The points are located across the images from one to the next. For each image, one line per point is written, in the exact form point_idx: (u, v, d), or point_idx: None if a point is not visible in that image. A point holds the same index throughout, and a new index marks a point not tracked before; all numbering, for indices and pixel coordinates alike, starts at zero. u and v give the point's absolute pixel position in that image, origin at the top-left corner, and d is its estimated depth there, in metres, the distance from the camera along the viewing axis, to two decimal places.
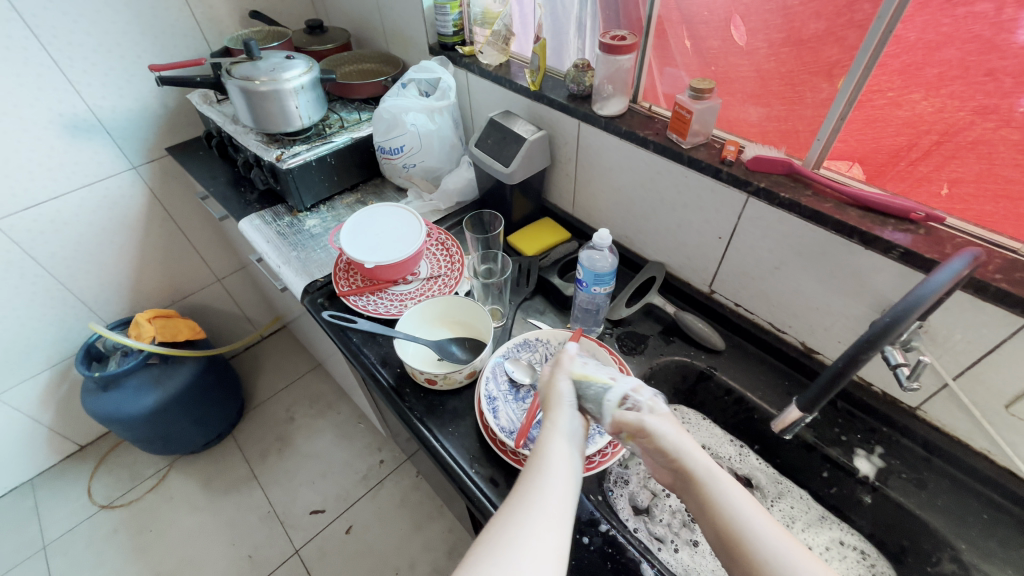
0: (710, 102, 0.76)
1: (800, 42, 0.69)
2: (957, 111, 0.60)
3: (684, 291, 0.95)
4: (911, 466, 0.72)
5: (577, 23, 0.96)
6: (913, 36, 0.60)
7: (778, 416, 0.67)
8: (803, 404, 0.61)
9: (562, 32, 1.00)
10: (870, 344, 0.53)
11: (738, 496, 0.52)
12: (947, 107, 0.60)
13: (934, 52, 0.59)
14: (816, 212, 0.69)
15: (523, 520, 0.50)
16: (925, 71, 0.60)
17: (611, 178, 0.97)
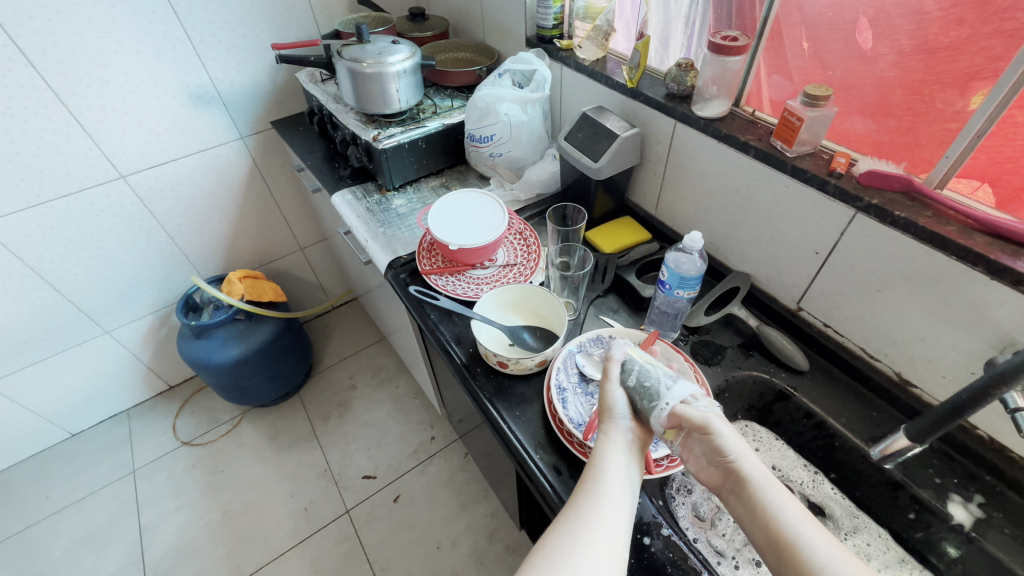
0: (824, 110, 0.73)
1: (933, 51, 0.64)
2: None
3: (768, 304, 0.91)
4: (1015, 522, 0.66)
5: (685, 18, 0.94)
6: None
7: (882, 442, 0.67)
8: (911, 434, 0.62)
9: (668, 28, 0.98)
10: (1004, 379, 0.51)
11: (793, 509, 0.51)
12: None
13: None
14: (936, 234, 0.64)
15: (584, 515, 0.53)
16: None
17: (702, 182, 0.94)
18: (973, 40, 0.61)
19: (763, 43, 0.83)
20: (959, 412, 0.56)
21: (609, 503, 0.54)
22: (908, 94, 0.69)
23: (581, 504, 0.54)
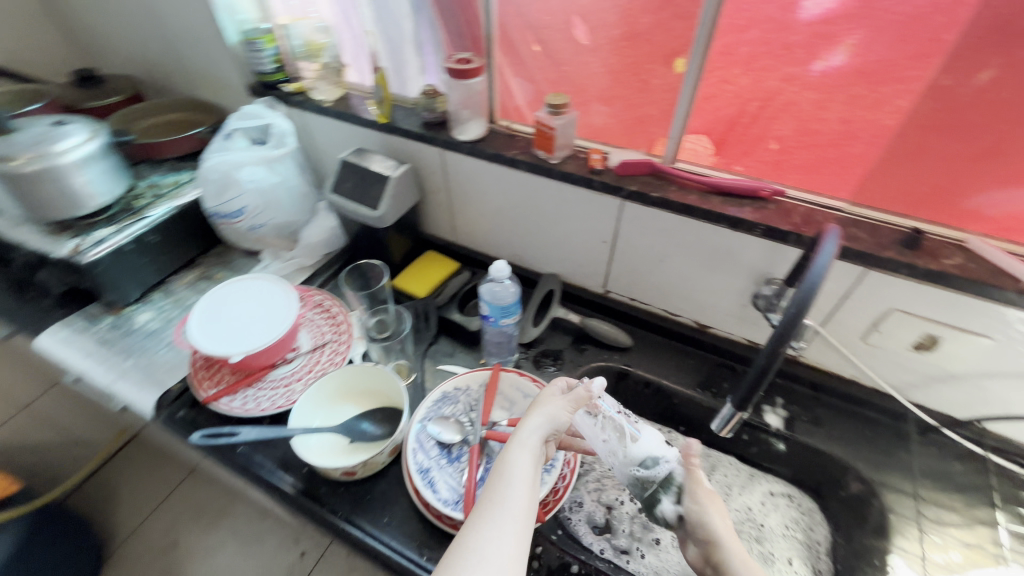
0: (567, 116, 0.78)
1: (636, 36, 0.73)
2: (772, 80, 0.68)
3: (582, 296, 0.97)
4: (806, 408, 0.82)
5: (414, 42, 0.90)
6: (726, 21, 0.66)
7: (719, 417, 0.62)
8: (737, 403, 0.57)
9: (399, 54, 0.92)
10: (787, 337, 0.50)
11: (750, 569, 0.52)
12: (763, 77, 0.69)
13: (743, 32, 0.67)
14: (686, 205, 0.74)
15: (505, 508, 0.46)
16: (739, 50, 0.68)
17: (487, 201, 0.94)
18: (659, 21, 0.70)
19: (496, 58, 0.85)
20: (762, 376, 0.53)
21: (520, 499, 0.47)
22: (626, 82, 0.78)
23: (491, 499, 0.47)
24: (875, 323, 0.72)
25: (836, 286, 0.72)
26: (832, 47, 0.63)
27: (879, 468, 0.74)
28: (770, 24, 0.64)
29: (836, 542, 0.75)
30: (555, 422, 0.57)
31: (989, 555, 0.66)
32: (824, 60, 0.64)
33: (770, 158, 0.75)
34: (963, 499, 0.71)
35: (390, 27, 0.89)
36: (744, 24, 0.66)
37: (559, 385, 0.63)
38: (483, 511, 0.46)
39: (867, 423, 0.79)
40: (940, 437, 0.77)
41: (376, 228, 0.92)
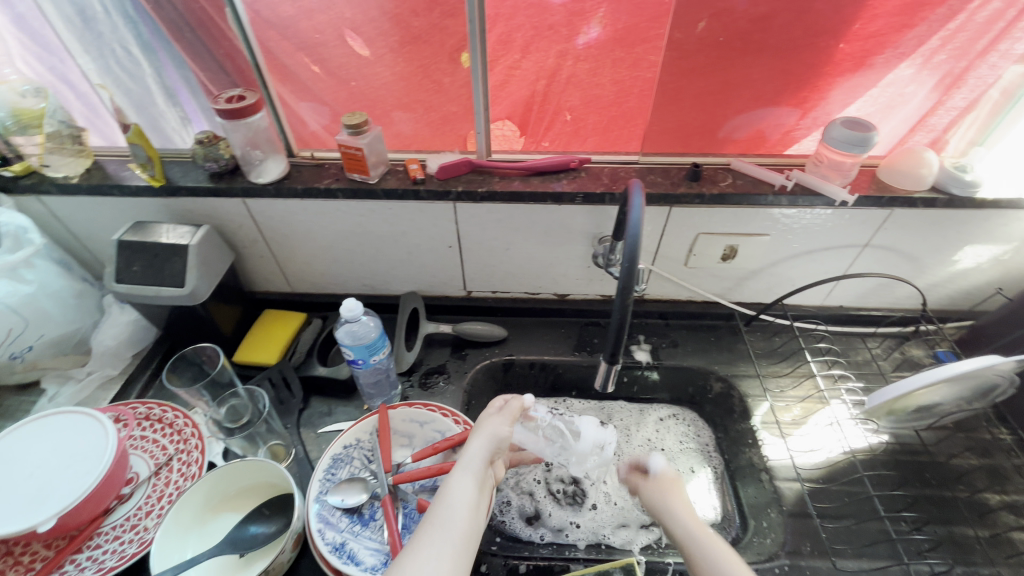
0: (371, 134, 0.75)
1: (415, 38, 0.72)
2: (550, 59, 0.73)
3: (445, 304, 0.95)
4: (661, 335, 0.93)
5: (161, 90, 0.78)
6: (493, 11, 0.69)
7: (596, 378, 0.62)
8: (608, 356, 0.57)
9: (149, 106, 0.80)
10: (631, 279, 0.52)
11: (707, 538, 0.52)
12: (543, 59, 0.74)
13: (512, 19, 0.70)
14: (511, 191, 0.77)
15: (442, 517, 0.49)
16: (514, 38, 0.72)
17: (315, 239, 0.86)
18: (433, 21, 0.70)
19: (274, 89, 0.77)
20: (620, 331, 0.54)
21: (460, 519, 0.49)
22: (420, 86, 0.77)
23: (430, 520, 0.49)
24: (690, 249, 0.84)
25: (654, 228, 0.82)
26: (588, 22, 0.70)
27: (728, 363, 0.88)
28: (532, 9, 0.69)
29: (720, 437, 0.88)
30: (496, 436, 0.61)
31: (819, 399, 0.82)
32: (586, 35, 0.71)
33: (569, 130, 0.82)
34: (788, 363, 0.88)
35: (127, 78, 0.76)
36: (511, 12, 0.69)
37: (495, 406, 0.67)
38: (423, 531, 0.47)
39: (709, 331, 0.93)
40: (760, 322, 0.93)
41: (194, 307, 0.78)
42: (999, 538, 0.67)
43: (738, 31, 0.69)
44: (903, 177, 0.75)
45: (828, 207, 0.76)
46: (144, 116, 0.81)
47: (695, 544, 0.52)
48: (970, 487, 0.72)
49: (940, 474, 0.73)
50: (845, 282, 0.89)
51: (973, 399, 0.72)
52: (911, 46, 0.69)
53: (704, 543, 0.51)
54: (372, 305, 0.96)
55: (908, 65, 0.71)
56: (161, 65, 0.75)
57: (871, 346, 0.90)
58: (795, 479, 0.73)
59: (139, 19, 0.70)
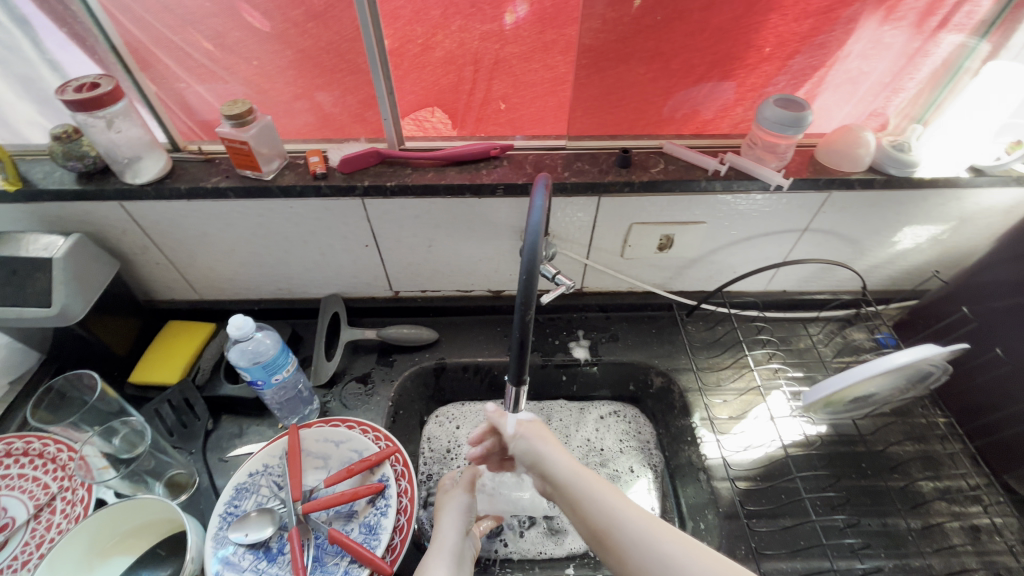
0: (259, 123, 0.66)
1: (318, 16, 0.63)
2: (472, 40, 0.66)
3: (371, 306, 0.88)
4: (601, 329, 0.88)
5: (45, 63, 0.66)
6: None
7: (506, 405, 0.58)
8: (514, 379, 0.52)
9: (35, 84, 0.67)
10: (530, 287, 0.47)
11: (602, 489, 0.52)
12: (463, 40, 0.66)
13: None
14: (425, 185, 0.69)
15: None
16: (429, 15, 0.63)
17: (214, 243, 0.77)
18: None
19: (139, 75, 0.67)
20: (523, 360, 0.50)
21: None
22: (320, 70, 0.68)
23: None
24: (625, 240, 0.79)
25: (584, 219, 0.76)
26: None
27: (669, 357, 0.84)
28: None
29: (660, 432, 0.85)
30: (464, 510, 0.65)
31: (758, 391, 0.79)
32: (511, 14, 0.64)
33: (492, 115, 0.74)
34: (729, 354, 0.84)
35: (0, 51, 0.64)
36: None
37: (449, 478, 0.70)
38: None
39: (650, 323, 0.89)
40: (702, 311, 0.89)
41: (69, 328, 0.69)
42: (928, 528, 0.66)
43: (674, 7, 0.63)
44: (841, 158, 0.70)
45: (764, 192, 0.72)
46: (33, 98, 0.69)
47: (581, 484, 0.53)
48: (905, 476, 0.71)
49: (875, 463, 0.72)
50: (786, 268, 0.85)
51: (907, 387, 0.70)
52: (855, 21, 0.64)
53: (588, 481, 0.53)
54: (288, 311, 0.87)
55: (853, 39, 0.66)
56: (12, 47, 0.64)
57: (812, 332, 0.88)
58: (728, 479, 0.71)
59: None
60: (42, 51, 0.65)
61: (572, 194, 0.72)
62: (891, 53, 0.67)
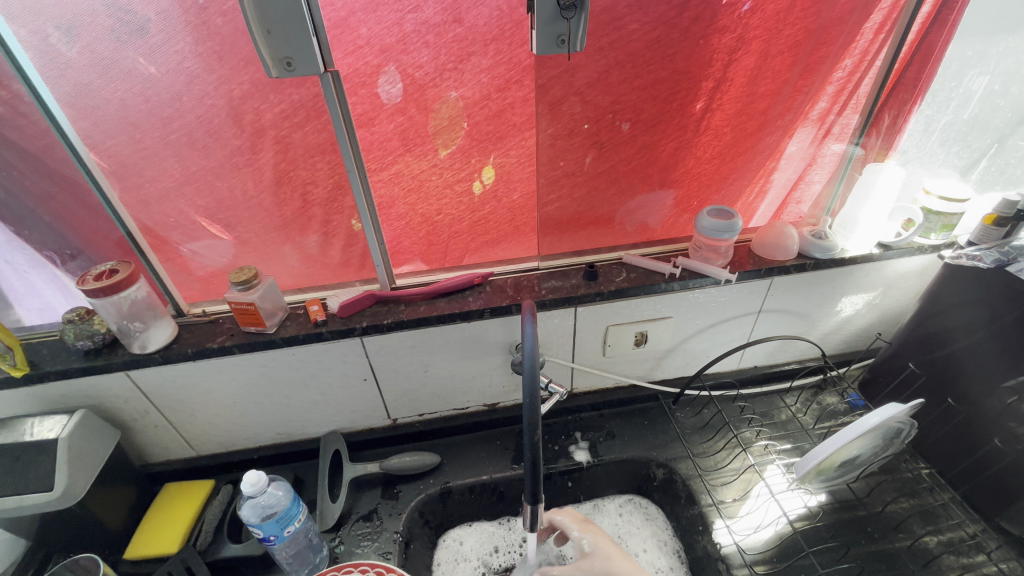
0: (264, 285, 0.73)
1: (306, 192, 0.72)
2: (447, 196, 0.77)
3: (370, 438, 0.90)
4: (597, 429, 0.92)
5: (40, 258, 0.71)
6: (380, 157, 0.71)
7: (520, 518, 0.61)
8: (530, 499, 0.57)
9: (25, 275, 0.72)
10: (534, 424, 0.53)
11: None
12: (438, 195, 0.76)
13: (403, 152, 0.71)
14: (420, 318, 0.76)
15: None
16: (406, 179, 0.74)
17: (214, 398, 0.80)
18: (323, 178, 0.70)
19: (152, 255, 0.74)
20: (537, 480, 0.55)
21: None
22: (315, 231, 0.76)
23: None
24: (604, 341, 0.86)
25: (565, 326, 0.83)
26: (472, 189, 0.77)
27: (664, 445, 0.88)
28: (422, 154, 0.71)
29: (674, 527, 0.85)
30: None
31: (754, 469, 0.83)
32: (478, 184, 0.77)
33: (468, 249, 0.84)
34: (720, 436, 0.89)
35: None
36: (401, 155, 0.71)
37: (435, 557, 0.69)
38: None
39: (641, 414, 0.94)
40: (686, 397, 0.95)
41: (67, 509, 0.68)
42: None
43: (618, 161, 0.78)
44: (771, 250, 0.83)
45: (717, 285, 0.83)
46: (16, 285, 0.72)
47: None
48: (909, 534, 0.74)
49: (880, 525, 0.75)
50: (751, 347, 0.94)
51: (886, 444, 0.76)
52: (759, 144, 0.79)
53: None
54: (289, 454, 0.88)
55: (761, 153, 0.81)
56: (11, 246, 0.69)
57: (790, 403, 0.94)
58: (746, 565, 0.72)
59: (10, 193, 0.64)
60: (55, 247, 0.71)
61: (551, 308, 0.80)
62: (795, 158, 0.82)
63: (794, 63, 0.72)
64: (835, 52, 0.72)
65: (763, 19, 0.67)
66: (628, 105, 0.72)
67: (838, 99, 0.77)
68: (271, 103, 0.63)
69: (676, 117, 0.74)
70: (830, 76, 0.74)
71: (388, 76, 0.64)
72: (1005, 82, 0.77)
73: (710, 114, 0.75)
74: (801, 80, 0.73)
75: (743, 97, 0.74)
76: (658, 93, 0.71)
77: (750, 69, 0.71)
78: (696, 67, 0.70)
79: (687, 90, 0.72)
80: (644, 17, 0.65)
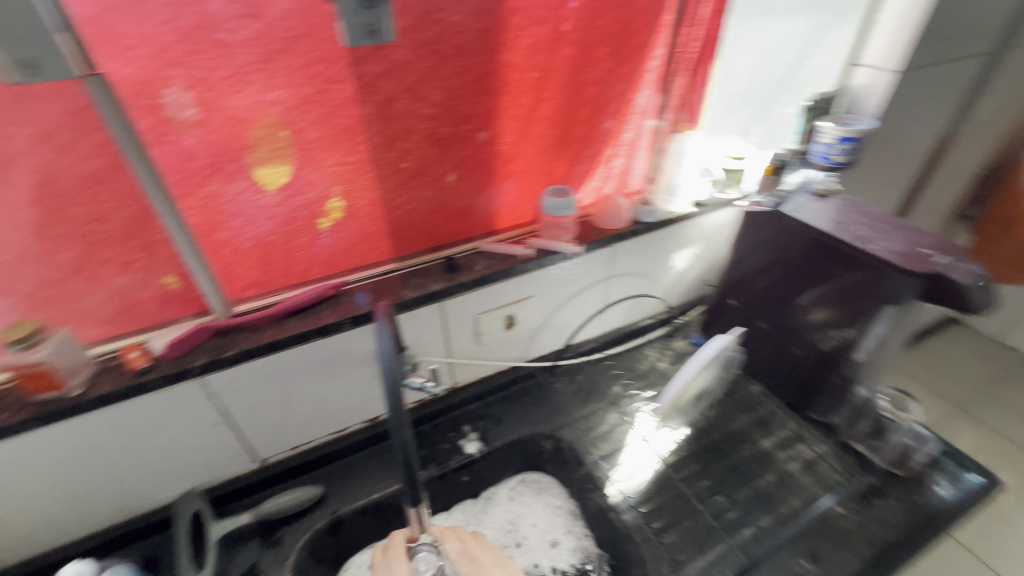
0: (54, 340, 0.60)
1: (96, 221, 0.60)
2: (280, 207, 0.71)
3: (235, 487, 0.79)
4: (484, 418, 0.93)
5: None
6: (185, 171, 0.62)
7: (410, 523, 0.59)
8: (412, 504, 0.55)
9: None
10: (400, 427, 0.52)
11: None
12: (269, 207, 0.70)
13: (214, 164, 0.63)
14: (269, 342, 0.69)
15: None
16: (226, 194, 0.66)
17: (8, 492, 0.64)
18: (115, 202, 0.60)
19: None
20: (416, 481, 0.54)
21: None
22: (119, 266, 0.65)
23: None
24: (475, 330, 0.87)
25: (433, 323, 0.83)
26: (320, 227, 0.76)
27: (547, 418, 0.92)
28: (239, 163, 0.64)
29: (569, 489, 0.90)
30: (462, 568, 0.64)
31: (628, 420, 0.90)
32: (326, 226, 0.76)
33: (317, 259, 0.79)
34: (596, 398, 0.95)
35: None
36: (214, 168, 0.63)
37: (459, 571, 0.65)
38: None
39: (523, 394, 0.97)
40: (562, 367, 1.01)
41: None
42: (783, 477, 0.82)
43: (463, 154, 0.79)
44: (608, 219, 0.93)
45: (567, 259, 0.88)
46: None
47: None
48: (753, 443, 0.87)
49: (730, 441, 0.87)
50: (608, 311, 1.03)
51: (725, 373, 0.88)
52: (583, 126, 0.87)
53: None
54: (134, 533, 0.74)
55: (586, 133, 0.88)
56: None
57: (648, 353, 1.05)
58: (632, 507, 0.78)
59: None
60: None
61: (417, 307, 0.78)
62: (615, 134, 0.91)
63: (599, 49, 0.79)
64: (641, 42, 0.83)
65: (571, 15, 0.74)
66: (461, 100, 0.74)
67: (641, 80, 0.87)
68: (24, 118, 0.52)
69: (511, 107, 0.78)
70: (642, 63, 0.85)
71: (178, 80, 0.56)
72: (760, 60, 0.97)
73: (537, 103, 0.80)
74: (616, 69, 0.83)
75: (569, 86, 0.81)
76: (484, 83, 0.74)
77: (562, 55, 0.77)
78: (514, 55, 0.74)
79: (511, 78, 0.75)
80: (465, 11, 0.67)
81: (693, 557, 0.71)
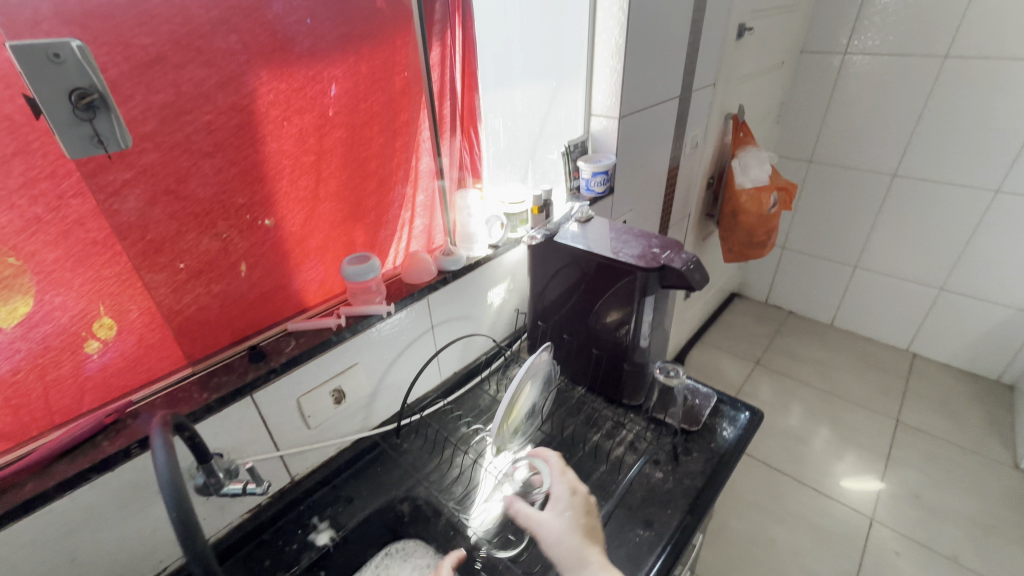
0: None
1: None
2: (25, 341, 0.62)
3: None
4: (335, 501, 0.90)
5: None
6: None
7: None
8: None
9: None
10: (191, 537, 0.47)
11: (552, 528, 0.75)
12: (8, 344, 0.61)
13: None
14: (32, 497, 0.62)
15: None
16: None
17: None
18: None
19: None
20: None
21: None
22: None
23: None
24: (301, 413, 0.85)
25: (250, 419, 0.78)
26: (87, 351, 0.68)
27: (398, 481, 0.92)
28: None
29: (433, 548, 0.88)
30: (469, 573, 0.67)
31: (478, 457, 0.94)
32: (95, 351, 0.69)
33: (88, 386, 0.70)
34: (443, 447, 0.98)
35: None
36: None
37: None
38: None
39: (372, 465, 0.96)
40: (407, 427, 1.02)
41: None
42: (612, 464, 0.93)
43: (250, 243, 0.79)
44: (417, 274, 0.98)
45: (383, 320, 0.91)
46: None
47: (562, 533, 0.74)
48: (585, 440, 0.98)
49: (564, 443, 0.98)
50: (441, 359, 1.08)
51: (544, 387, 1.00)
52: (369, 197, 0.93)
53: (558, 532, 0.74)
54: None
55: (376, 203, 0.95)
56: None
57: (489, 389, 1.12)
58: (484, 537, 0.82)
59: None
60: None
61: (221, 408, 0.74)
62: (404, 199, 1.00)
63: (366, 129, 0.88)
64: (406, 118, 0.94)
65: (331, 102, 0.81)
66: (233, 193, 0.74)
67: (415, 149, 0.98)
68: None
69: (290, 191, 0.81)
70: (411, 135, 0.96)
71: None
72: (512, 121, 1.19)
73: (318, 183, 0.84)
74: (390, 143, 0.93)
75: (348, 163, 0.87)
76: (255, 173, 0.76)
77: (332, 138, 0.83)
78: (282, 143, 0.77)
79: (284, 165, 0.79)
80: (218, 109, 0.69)
81: (548, 572, 0.76)
